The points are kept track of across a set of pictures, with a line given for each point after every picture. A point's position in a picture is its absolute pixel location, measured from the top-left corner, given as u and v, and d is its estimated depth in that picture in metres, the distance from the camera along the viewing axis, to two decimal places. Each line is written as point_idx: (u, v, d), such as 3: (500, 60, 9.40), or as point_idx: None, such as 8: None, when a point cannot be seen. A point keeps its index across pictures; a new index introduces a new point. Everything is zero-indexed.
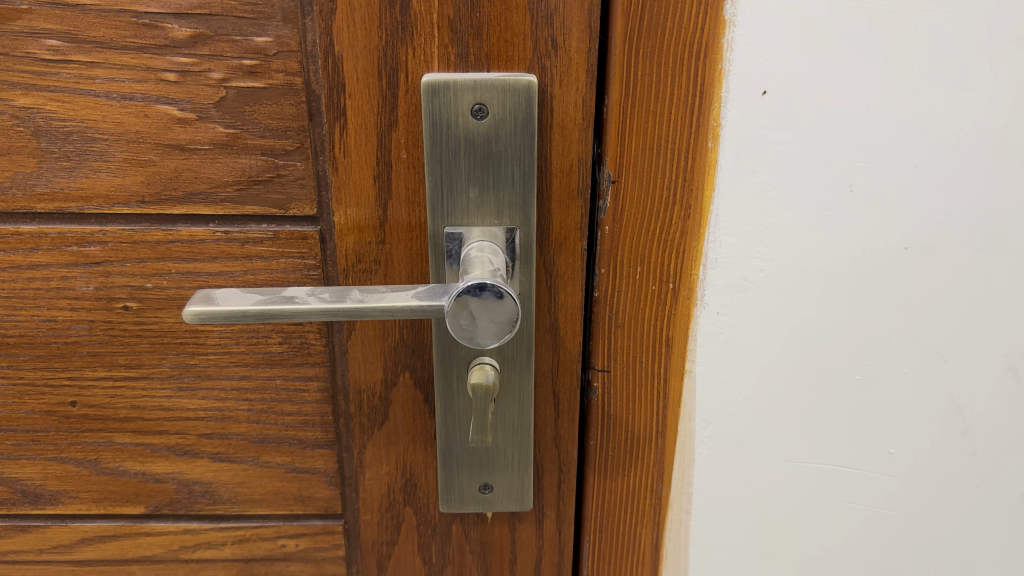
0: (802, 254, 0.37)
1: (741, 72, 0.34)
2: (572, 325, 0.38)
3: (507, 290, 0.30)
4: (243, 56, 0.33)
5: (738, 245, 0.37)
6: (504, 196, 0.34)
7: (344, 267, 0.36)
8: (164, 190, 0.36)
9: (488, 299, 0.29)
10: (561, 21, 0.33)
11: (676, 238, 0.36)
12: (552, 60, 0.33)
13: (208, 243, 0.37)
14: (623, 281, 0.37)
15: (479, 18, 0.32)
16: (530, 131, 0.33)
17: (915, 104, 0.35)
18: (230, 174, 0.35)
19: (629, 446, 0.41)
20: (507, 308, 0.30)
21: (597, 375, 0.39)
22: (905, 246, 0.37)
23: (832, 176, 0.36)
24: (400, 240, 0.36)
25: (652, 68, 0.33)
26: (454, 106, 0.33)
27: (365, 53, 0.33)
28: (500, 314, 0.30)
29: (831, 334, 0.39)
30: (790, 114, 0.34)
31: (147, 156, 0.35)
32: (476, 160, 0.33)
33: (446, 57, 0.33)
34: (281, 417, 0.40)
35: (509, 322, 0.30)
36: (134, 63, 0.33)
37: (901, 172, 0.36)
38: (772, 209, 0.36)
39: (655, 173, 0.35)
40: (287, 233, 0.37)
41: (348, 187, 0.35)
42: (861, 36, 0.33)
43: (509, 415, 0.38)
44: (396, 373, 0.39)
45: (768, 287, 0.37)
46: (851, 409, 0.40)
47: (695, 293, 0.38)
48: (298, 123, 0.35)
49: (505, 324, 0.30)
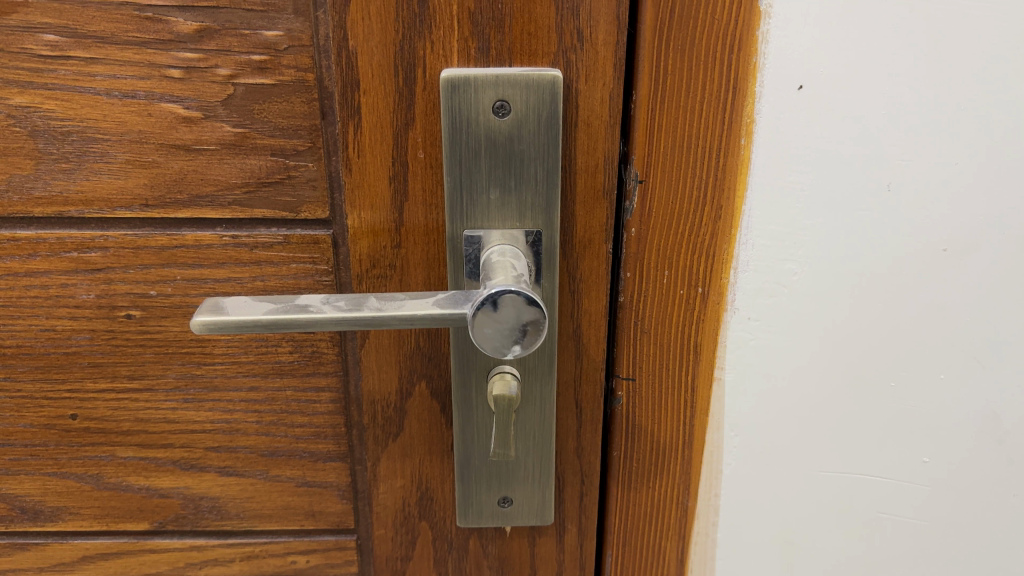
0: (835, 257, 0.35)
1: (777, 67, 0.32)
2: (596, 331, 0.37)
3: (505, 290, 0.29)
4: (252, 51, 0.31)
5: (770, 248, 0.35)
6: (526, 198, 0.33)
7: (358, 272, 0.34)
8: (169, 192, 0.33)
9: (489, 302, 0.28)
10: (588, 13, 0.31)
11: (706, 240, 0.35)
12: (578, 53, 0.32)
13: (215, 248, 0.34)
14: (650, 285, 0.36)
15: (501, 10, 0.31)
16: (555, 129, 0.32)
17: (959, 98, 0.33)
18: (239, 175, 0.33)
19: (654, 457, 0.39)
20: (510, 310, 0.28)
21: (622, 384, 0.38)
22: (944, 248, 0.36)
23: (869, 175, 0.34)
24: (417, 244, 0.34)
25: (682, 62, 0.32)
26: (475, 103, 0.31)
27: (381, 48, 0.31)
28: (511, 316, 0.28)
29: (865, 340, 0.37)
30: (826, 109, 0.32)
31: (151, 157, 0.32)
32: (497, 160, 0.32)
33: (465, 52, 0.31)
34: (292, 429, 0.39)
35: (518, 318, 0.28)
36: (137, 59, 0.31)
37: (938, 169, 0.34)
38: (807, 209, 0.34)
39: (684, 172, 0.33)
40: (298, 237, 0.34)
41: (362, 189, 0.33)
42: (902, 28, 0.31)
43: (529, 425, 0.37)
44: (412, 382, 0.37)
45: (800, 290, 0.36)
46: (883, 416, 0.39)
47: (725, 297, 0.36)
48: (309, 122, 0.32)
49: (508, 328, 0.29)
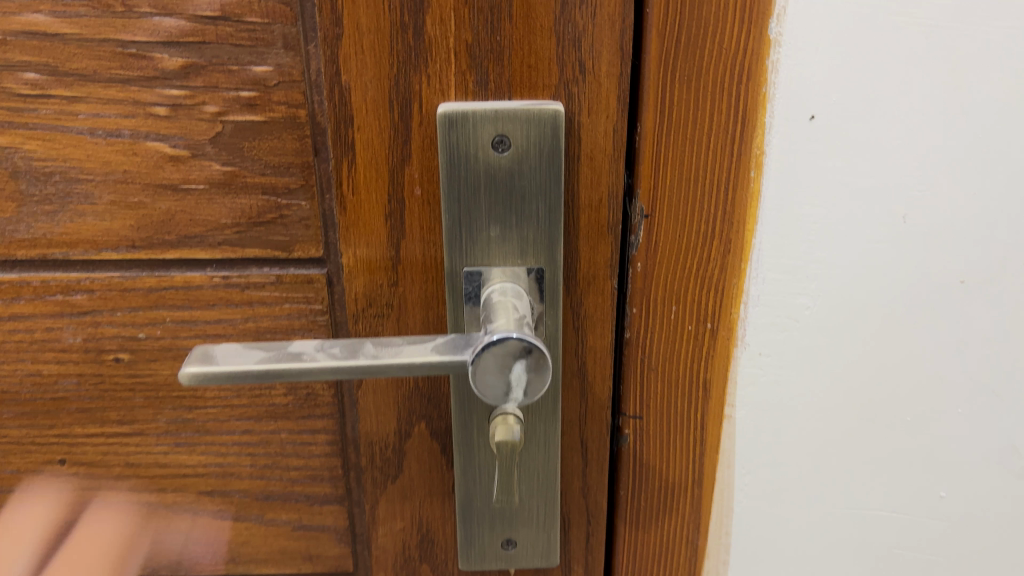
0: (848, 289, 0.34)
1: (787, 97, 0.30)
2: (602, 369, 0.36)
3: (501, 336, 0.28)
4: (241, 87, 0.30)
5: (782, 281, 0.34)
6: (528, 234, 0.31)
7: (354, 311, 0.33)
8: (156, 233, 0.32)
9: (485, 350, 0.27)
10: (590, 44, 0.30)
11: (716, 274, 0.33)
12: (580, 86, 0.30)
13: (205, 289, 0.33)
14: (657, 321, 0.34)
15: (500, 43, 0.29)
16: (557, 164, 0.30)
17: (976, 127, 0.32)
18: (229, 215, 0.32)
19: (662, 496, 0.38)
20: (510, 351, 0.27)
21: (628, 422, 0.36)
22: (961, 279, 0.34)
23: (883, 206, 0.33)
24: (415, 282, 0.33)
25: (689, 93, 0.30)
26: (473, 138, 0.30)
27: (375, 82, 0.30)
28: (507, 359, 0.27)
29: (881, 374, 0.36)
30: (838, 140, 0.31)
31: (137, 198, 0.31)
32: (497, 196, 0.31)
33: (464, 86, 0.30)
34: (287, 472, 0.37)
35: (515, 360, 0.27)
36: (121, 97, 0.30)
37: (955, 200, 0.33)
38: (820, 242, 0.33)
39: (692, 206, 0.32)
40: (291, 277, 0.33)
41: (357, 226, 0.32)
42: (918, 56, 0.30)
43: (533, 466, 0.36)
44: (411, 424, 0.36)
45: (813, 324, 0.35)
46: (899, 450, 0.37)
47: (734, 333, 0.35)
48: (302, 159, 0.31)
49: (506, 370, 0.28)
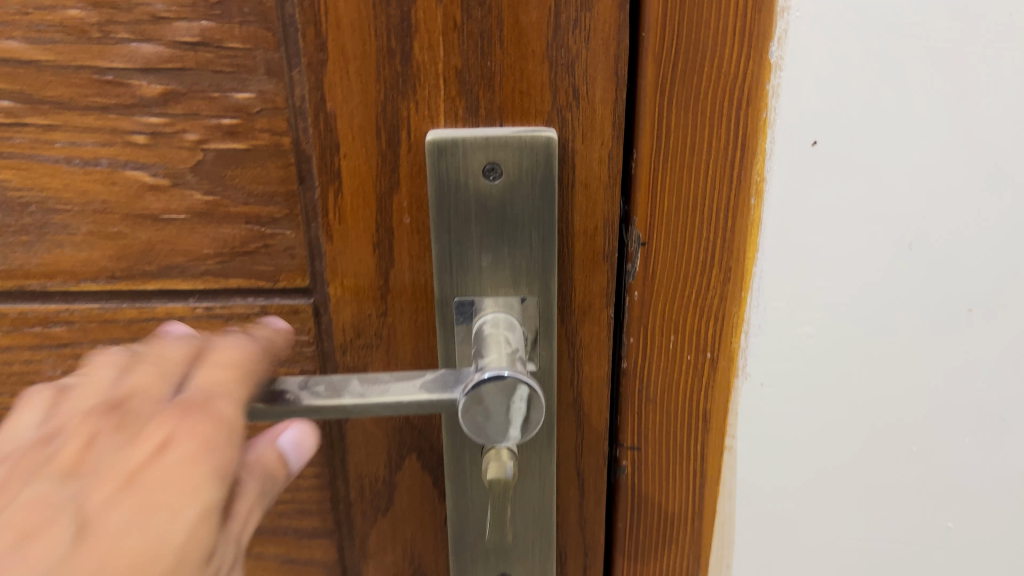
0: (852, 318, 0.33)
1: (789, 122, 0.29)
2: (598, 400, 0.35)
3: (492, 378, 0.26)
4: (222, 115, 0.29)
5: (784, 310, 0.32)
6: (521, 263, 0.30)
7: (342, 341, 0.32)
8: (137, 264, 0.31)
9: (478, 390, 0.26)
10: (584, 69, 0.29)
11: (715, 303, 0.32)
12: (573, 111, 0.29)
13: (187, 320, 0.32)
14: (655, 351, 0.33)
15: (490, 69, 0.28)
16: (550, 193, 0.29)
17: (986, 152, 0.30)
18: (211, 245, 0.31)
19: (661, 528, 0.37)
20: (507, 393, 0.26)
21: (627, 453, 0.35)
22: (968, 308, 0.33)
23: (888, 233, 0.32)
24: (404, 312, 0.32)
25: (687, 119, 0.29)
26: (463, 166, 0.29)
27: (361, 109, 0.29)
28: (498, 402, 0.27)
29: (885, 403, 0.35)
30: (841, 167, 0.30)
31: (116, 228, 0.30)
32: (489, 226, 0.30)
33: (453, 112, 0.29)
34: (274, 506, 0.36)
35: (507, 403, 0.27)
36: (99, 125, 0.29)
37: (963, 227, 0.32)
38: (823, 270, 0.32)
39: (690, 233, 0.31)
40: (276, 307, 0.32)
41: (344, 256, 0.31)
42: (925, 80, 0.29)
43: (528, 499, 0.34)
44: (401, 456, 0.35)
45: (816, 354, 0.33)
46: (904, 481, 0.36)
47: (735, 362, 0.33)
48: (286, 187, 0.30)
49: (498, 413, 0.27)
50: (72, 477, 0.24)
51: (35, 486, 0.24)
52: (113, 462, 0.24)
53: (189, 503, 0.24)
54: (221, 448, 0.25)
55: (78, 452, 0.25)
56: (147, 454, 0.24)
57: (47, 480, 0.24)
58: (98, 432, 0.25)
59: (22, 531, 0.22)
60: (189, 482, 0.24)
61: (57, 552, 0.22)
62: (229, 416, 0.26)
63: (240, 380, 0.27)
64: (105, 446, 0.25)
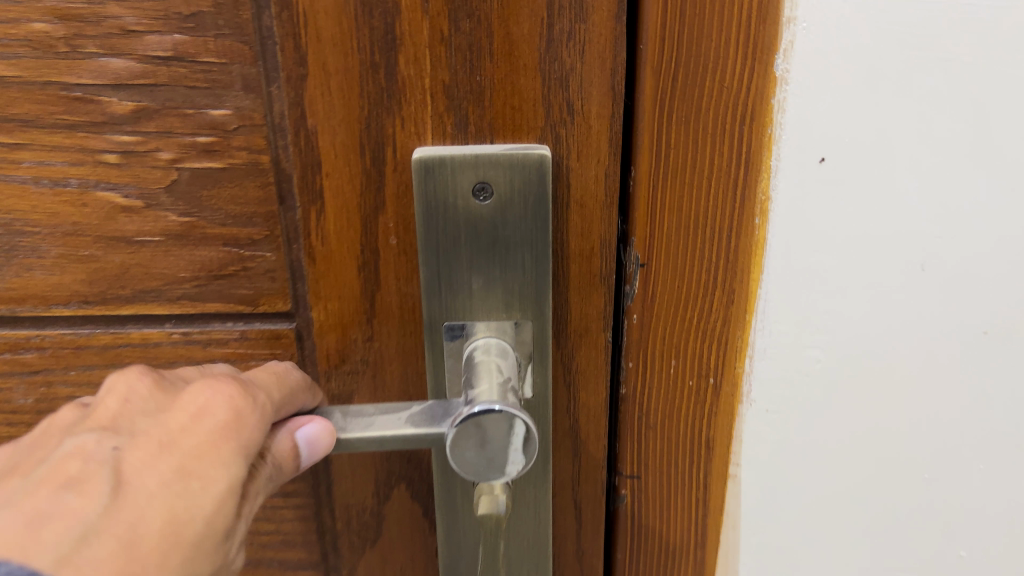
0: (862, 341, 0.31)
1: (796, 138, 0.28)
2: (595, 426, 0.33)
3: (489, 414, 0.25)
4: (197, 132, 0.27)
5: (791, 334, 0.31)
6: (513, 287, 0.29)
7: (327, 368, 0.31)
8: (110, 288, 0.29)
9: (469, 424, 0.25)
10: (579, 83, 0.27)
11: (718, 326, 0.31)
12: (568, 127, 0.28)
13: (164, 346, 0.30)
14: (655, 376, 0.32)
15: (480, 83, 0.27)
16: (544, 213, 0.28)
17: (1003, 168, 0.29)
18: (188, 268, 0.29)
19: (662, 558, 0.35)
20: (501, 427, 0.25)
21: (626, 482, 0.34)
22: (984, 330, 0.32)
23: (899, 253, 0.30)
24: (391, 337, 0.30)
25: (688, 135, 0.28)
26: (452, 185, 0.28)
27: (344, 126, 0.27)
28: (494, 437, 0.25)
29: (897, 430, 0.33)
30: (850, 184, 0.29)
31: (88, 251, 0.29)
32: (479, 247, 0.28)
33: (441, 129, 0.27)
34: (258, 537, 0.35)
35: (503, 438, 0.25)
36: (68, 143, 0.27)
37: (978, 246, 0.30)
38: (831, 292, 0.30)
39: (691, 254, 0.30)
40: (256, 333, 0.30)
41: (328, 279, 0.29)
42: (940, 93, 0.27)
43: (523, 531, 0.33)
44: (390, 485, 0.33)
45: (824, 379, 0.32)
46: (916, 509, 0.35)
47: (739, 388, 0.32)
48: (265, 208, 0.28)
49: (492, 448, 0.25)
50: (111, 432, 0.24)
51: (76, 438, 0.24)
52: (152, 424, 0.25)
53: (218, 479, 0.24)
54: (253, 424, 0.25)
55: (123, 412, 0.25)
56: (185, 421, 0.24)
57: (88, 434, 0.24)
58: (143, 400, 0.26)
59: (63, 479, 0.23)
60: (222, 455, 0.24)
61: (96, 507, 0.22)
62: (263, 404, 0.26)
63: (277, 381, 0.28)
64: (144, 411, 0.25)
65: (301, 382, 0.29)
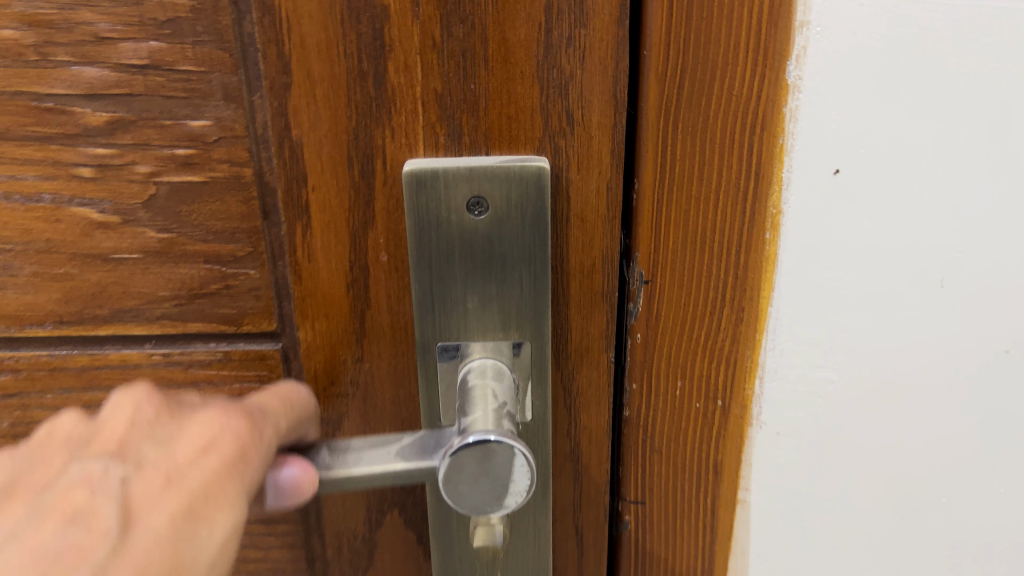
0: (878, 361, 0.30)
1: (809, 149, 0.26)
2: (597, 450, 0.32)
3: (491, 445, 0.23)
4: (176, 144, 0.26)
5: (804, 354, 0.29)
6: (510, 305, 0.27)
7: (315, 390, 0.29)
8: (86, 307, 0.28)
9: (463, 456, 0.23)
10: (579, 92, 0.25)
11: (726, 347, 0.29)
12: (567, 138, 0.26)
13: (143, 368, 0.29)
14: (660, 398, 0.30)
15: (475, 92, 0.25)
16: (543, 229, 0.26)
17: None
18: (168, 286, 0.28)
19: None
20: (499, 460, 0.23)
21: (629, 507, 0.33)
22: (1006, 349, 0.30)
23: (918, 269, 0.28)
24: (383, 358, 0.29)
25: (694, 146, 0.26)
26: (445, 200, 0.26)
27: (331, 137, 0.26)
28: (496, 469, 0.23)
29: (914, 453, 0.31)
30: (867, 197, 0.27)
31: (63, 269, 0.27)
32: (474, 264, 0.27)
33: (433, 140, 0.26)
34: (245, 564, 0.33)
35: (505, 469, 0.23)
36: (40, 156, 0.26)
37: (1001, 261, 0.29)
38: (846, 310, 0.29)
39: (697, 271, 0.28)
40: (240, 354, 0.29)
41: (315, 297, 0.28)
42: (961, 101, 0.26)
43: (522, 559, 0.31)
44: (382, 512, 0.32)
45: (839, 401, 0.30)
46: (934, 535, 0.33)
47: (749, 411, 0.30)
48: (249, 223, 0.27)
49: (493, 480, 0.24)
50: (118, 460, 0.23)
51: (82, 465, 0.23)
52: (161, 455, 0.23)
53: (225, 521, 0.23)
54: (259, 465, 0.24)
55: (131, 436, 0.24)
56: (194, 455, 0.23)
57: (95, 460, 0.23)
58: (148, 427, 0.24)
59: (69, 513, 0.21)
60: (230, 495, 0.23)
61: (104, 547, 0.21)
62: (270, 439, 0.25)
63: (285, 408, 0.26)
64: (152, 439, 0.24)
65: (306, 410, 0.27)
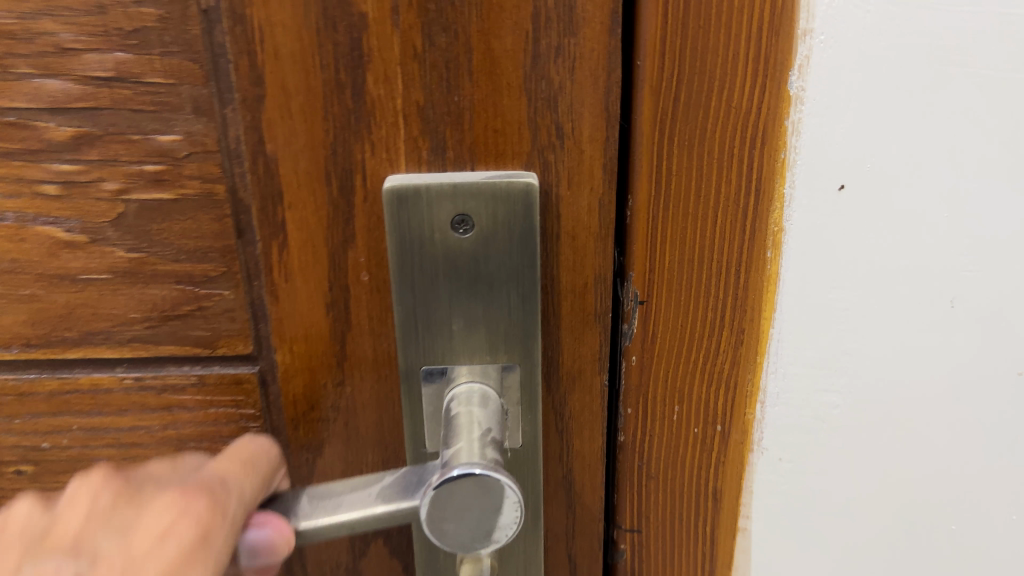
0: (885, 384, 0.28)
1: (812, 163, 0.25)
2: (591, 477, 0.30)
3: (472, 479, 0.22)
4: (145, 160, 0.25)
5: (806, 376, 0.28)
6: (497, 328, 0.26)
7: (293, 416, 0.28)
8: (55, 330, 0.27)
9: (445, 491, 0.22)
10: (569, 104, 0.24)
11: (725, 369, 0.28)
12: (558, 152, 0.25)
13: (115, 393, 0.28)
14: (656, 422, 0.29)
15: (459, 105, 0.24)
16: (532, 248, 0.25)
17: None
18: (139, 308, 0.27)
19: None
20: (484, 493, 0.22)
21: (625, 535, 0.31)
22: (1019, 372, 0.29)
23: (927, 289, 0.27)
24: (365, 382, 0.27)
25: (693, 160, 0.25)
26: (428, 218, 0.25)
27: (308, 152, 0.24)
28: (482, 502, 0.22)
29: (923, 480, 0.30)
30: (873, 213, 0.26)
31: (30, 290, 0.27)
32: (460, 285, 0.25)
33: (416, 155, 0.25)
34: None
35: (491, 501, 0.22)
36: (3, 173, 0.25)
37: (1015, 280, 0.27)
38: (851, 331, 0.27)
39: (694, 291, 0.27)
40: (216, 377, 0.28)
41: (293, 319, 0.26)
42: (974, 113, 0.24)
43: None
44: (366, 541, 0.30)
45: (844, 426, 0.29)
46: (943, 563, 0.32)
47: (750, 436, 0.29)
48: (222, 241, 0.26)
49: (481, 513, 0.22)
50: (72, 557, 0.23)
51: (38, 564, 0.23)
52: (115, 549, 0.23)
53: None
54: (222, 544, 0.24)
55: (88, 529, 0.24)
56: (150, 544, 0.23)
57: (50, 558, 0.23)
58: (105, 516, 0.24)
59: None
60: None
61: None
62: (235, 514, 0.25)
63: (249, 471, 0.26)
64: (107, 529, 0.24)
65: (276, 466, 0.27)
